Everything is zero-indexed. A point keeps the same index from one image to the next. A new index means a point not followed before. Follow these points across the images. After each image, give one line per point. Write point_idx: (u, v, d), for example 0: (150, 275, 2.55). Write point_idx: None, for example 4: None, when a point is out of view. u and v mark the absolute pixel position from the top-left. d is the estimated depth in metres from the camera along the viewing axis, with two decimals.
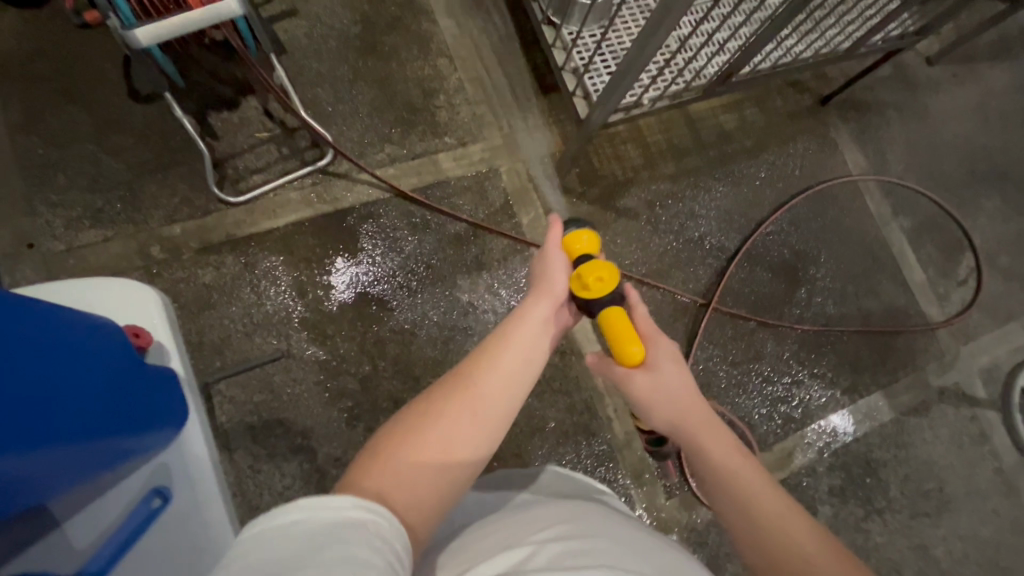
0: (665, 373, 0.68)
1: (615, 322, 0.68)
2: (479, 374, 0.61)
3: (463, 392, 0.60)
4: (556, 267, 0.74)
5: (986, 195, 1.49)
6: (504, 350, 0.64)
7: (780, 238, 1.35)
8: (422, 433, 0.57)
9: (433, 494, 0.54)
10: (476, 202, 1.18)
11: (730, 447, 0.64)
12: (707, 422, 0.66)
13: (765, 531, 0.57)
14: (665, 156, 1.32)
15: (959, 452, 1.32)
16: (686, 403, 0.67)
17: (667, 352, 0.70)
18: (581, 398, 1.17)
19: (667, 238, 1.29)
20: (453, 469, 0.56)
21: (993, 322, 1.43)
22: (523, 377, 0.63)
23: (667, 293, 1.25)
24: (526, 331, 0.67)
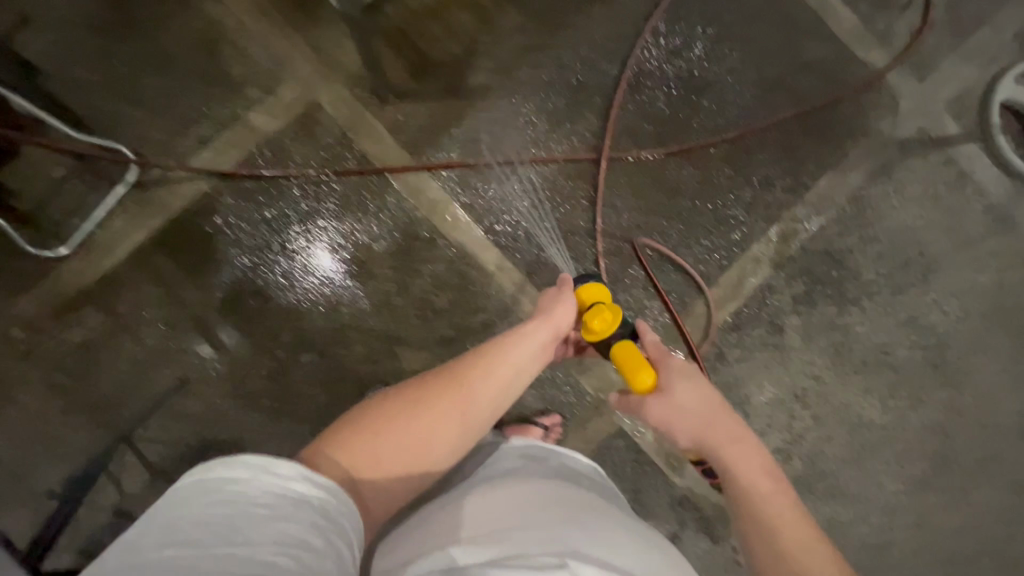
0: (681, 396, 0.74)
1: (624, 354, 0.79)
2: (472, 382, 0.70)
3: (454, 396, 0.69)
4: (564, 304, 0.81)
5: None
6: (497, 365, 0.73)
7: (669, 42, 1.13)
8: (407, 422, 0.66)
9: (398, 469, 0.65)
10: (309, 149, 1.05)
11: (758, 468, 0.67)
12: (734, 439, 0.70)
13: (778, 546, 0.61)
14: (502, 2, 1.10)
15: (937, 206, 1.16)
16: (706, 417, 0.72)
17: (680, 375, 0.76)
18: (496, 310, 1.06)
19: (537, 98, 1.10)
20: (425, 460, 0.67)
21: (956, 39, 1.18)
22: (509, 389, 0.73)
23: (553, 162, 1.09)
24: (520, 355, 0.74)
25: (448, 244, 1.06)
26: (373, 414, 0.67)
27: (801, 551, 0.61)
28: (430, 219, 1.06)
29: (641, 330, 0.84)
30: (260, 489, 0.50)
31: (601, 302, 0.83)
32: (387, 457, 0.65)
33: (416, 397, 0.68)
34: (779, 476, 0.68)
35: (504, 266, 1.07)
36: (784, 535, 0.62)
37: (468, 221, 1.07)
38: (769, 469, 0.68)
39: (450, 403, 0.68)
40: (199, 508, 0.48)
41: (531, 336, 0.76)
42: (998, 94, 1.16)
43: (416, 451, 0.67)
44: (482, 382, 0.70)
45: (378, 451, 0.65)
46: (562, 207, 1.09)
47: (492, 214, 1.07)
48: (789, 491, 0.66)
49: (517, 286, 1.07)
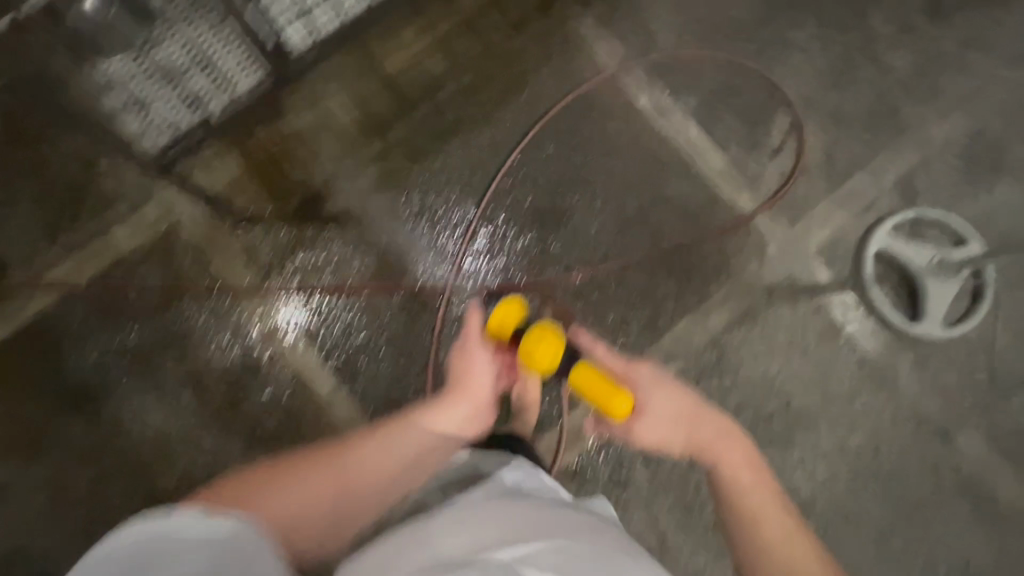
0: (652, 407, 0.73)
1: (585, 379, 0.73)
2: (363, 461, 0.65)
3: (341, 471, 0.63)
4: (476, 370, 0.75)
5: (796, 28, 1.21)
6: (404, 440, 0.68)
7: (526, 181, 1.14)
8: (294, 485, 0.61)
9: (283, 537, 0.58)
10: (163, 267, 1.09)
11: (742, 462, 0.69)
12: (717, 436, 0.70)
13: (767, 539, 0.64)
14: (366, 135, 1.14)
15: (803, 357, 1.10)
16: (693, 419, 0.72)
17: (651, 379, 0.75)
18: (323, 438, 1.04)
19: (391, 228, 1.12)
20: (316, 530, 0.60)
21: (830, 185, 1.16)
22: (413, 468, 0.68)
23: (400, 292, 1.10)
24: (422, 434, 0.70)
25: (283, 365, 1.07)
26: (268, 481, 0.60)
27: (790, 538, 0.64)
28: (268, 341, 1.08)
29: (592, 347, 0.78)
30: (193, 538, 0.42)
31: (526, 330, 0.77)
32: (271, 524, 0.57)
33: (310, 469, 0.62)
34: (762, 466, 0.70)
35: (338, 393, 1.06)
36: (773, 526, 0.65)
37: (307, 345, 1.08)
38: (753, 459, 0.70)
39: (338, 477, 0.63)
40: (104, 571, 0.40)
41: (445, 412, 0.72)
42: (874, 244, 1.11)
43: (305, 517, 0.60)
44: (382, 456, 0.66)
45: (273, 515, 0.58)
46: (404, 337, 1.09)
47: (332, 340, 1.08)
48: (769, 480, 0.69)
49: (348, 415, 1.05)
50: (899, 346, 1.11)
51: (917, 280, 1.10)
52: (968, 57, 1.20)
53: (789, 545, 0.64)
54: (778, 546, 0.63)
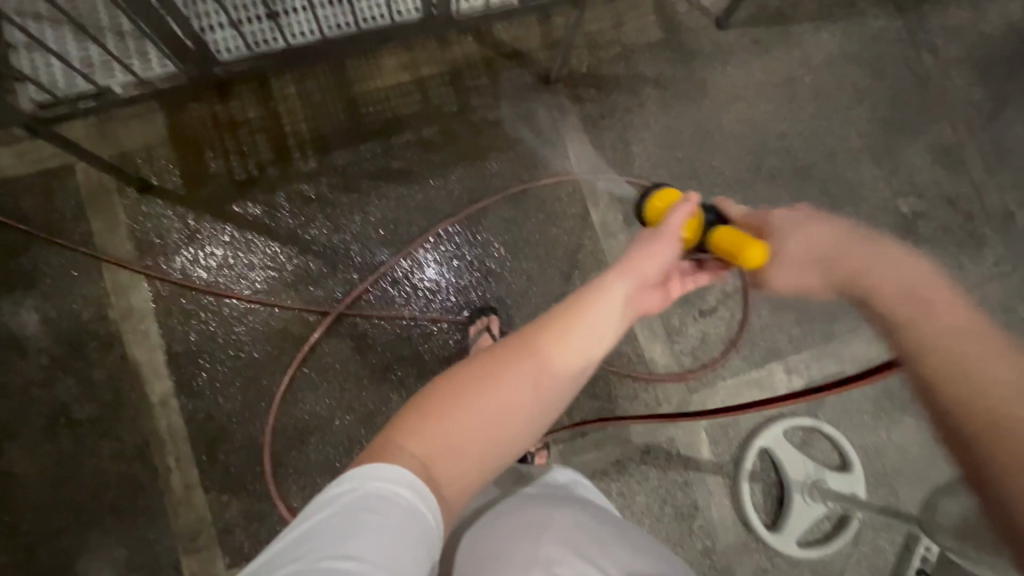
0: (793, 246, 0.61)
1: (727, 239, 0.62)
2: (547, 346, 0.53)
3: (527, 363, 0.53)
4: (659, 251, 0.62)
5: (769, 201, 1.20)
6: (581, 320, 0.55)
7: (449, 253, 1.09)
8: (480, 394, 0.50)
9: (486, 448, 0.50)
10: (37, 207, 0.99)
11: (911, 296, 0.53)
12: (873, 261, 0.56)
13: (972, 384, 0.47)
14: (304, 149, 1.07)
15: (653, 528, 1.06)
16: (842, 251, 0.58)
17: (795, 225, 0.62)
18: (132, 444, 0.96)
19: (293, 251, 1.05)
20: (508, 439, 0.51)
21: (743, 365, 1.13)
22: (604, 337, 0.56)
23: (275, 320, 1.02)
24: (601, 313, 0.56)
25: (121, 354, 0.98)
26: (421, 416, 0.49)
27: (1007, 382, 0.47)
28: (115, 324, 0.99)
29: (727, 207, 0.68)
30: (390, 499, 0.45)
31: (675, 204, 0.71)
32: (463, 439, 0.49)
33: (494, 373, 0.52)
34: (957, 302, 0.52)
35: (167, 403, 0.98)
36: (962, 366, 0.48)
37: (156, 342, 0.99)
38: (929, 289, 0.53)
39: (522, 372, 0.52)
40: (316, 522, 0.44)
41: (622, 289, 0.58)
42: (761, 439, 1.09)
43: (496, 416, 0.50)
44: (560, 339, 0.54)
45: (453, 439, 0.49)
46: (261, 368, 1.01)
47: (183, 346, 1.00)
48: (966, 309, 0.51)
49: (168, 430, 0.97)
50: (749, 549, 1.07)
51: (786, 491, 1.07)
52: None
53: (993, 388, 0.46)
54: (971, 403, 0.47)
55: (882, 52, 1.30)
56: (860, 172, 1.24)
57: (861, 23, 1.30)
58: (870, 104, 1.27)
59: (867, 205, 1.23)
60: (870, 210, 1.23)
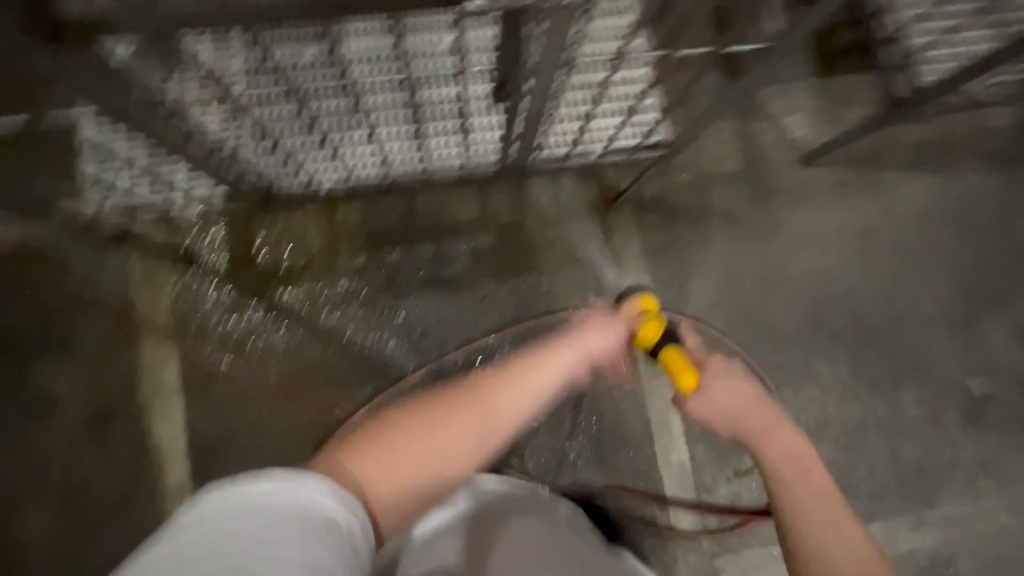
0: (715, 389, 0.64)
1: (671, 360, 0.66)
2: (501, 397, 0.59)
3: (478, 408, 0.57)
4: (604, 332, 0.68)
5: (827, 360, 1.13)
6: (530, 374, 0.62)
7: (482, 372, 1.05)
8: (422, 435, 0.54)
9: (419, 470, 0.54)
10: (85, 273, 0.99)
11: (791, 461, 0.59)
12: (768, 427, 0.62)
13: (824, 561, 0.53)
14: (353, 245, 1.04)
15: None
16: (744, 408, 0.63)
17: (723, 371, 0.66)
18: (141, 528, 0.96)
19: (326, 349, 1.02)
20: (444, 475, 0.56)
21: (771, 536, 1.07)
22: (547, 393, 0.63)
23: (297, 419, 1.00)
24: (545, 373, 0.62)
25: (145, 433, 0.98)
26: (366, 445, 0.53)
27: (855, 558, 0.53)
28: (143, 402, 0.98)
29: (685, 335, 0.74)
30: (309, 506, 0.43)
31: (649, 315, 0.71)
32: (401, 468, 0.53)
33: (440, 413, 0.56)
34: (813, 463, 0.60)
35: (181, 491, 0.97)
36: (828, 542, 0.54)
37: (180, 426, 0.98)
38: (809, 462, 0.60)
39: (468, 415, 0.57)
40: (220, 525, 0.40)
41: (569, 348, 0.65)
42: None
43: (430, 455, 0.55)
44: (507, 384, 0.60)
45: (396, 464, 0.53)
46: (276, 468, 0.98)
47: (205, 434, 0.99)
48: (828, 479, 0.58)
49: None
50: None
51: None
52: (971, 479, 1.12)
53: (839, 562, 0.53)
54: (820, 557, 0.54)
55: (978, 212, 1.19)
56: (931, 342, 1.15)
57: (962, 176, 1.20)
58: (956, 268, 1.18)
59: (934, 380, 1.14)
60: (936, 385, 1.14)
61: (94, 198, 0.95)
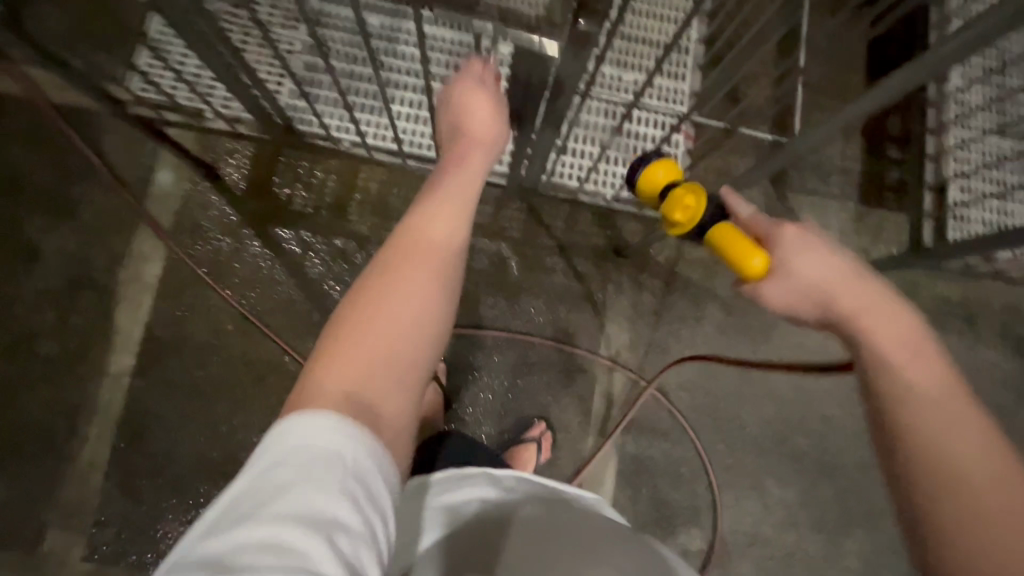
0: (797, 269, 0.56)
1: (724, 236, 0.59)
2: (434, 228, 0.54)
3: (420, 253, 0.51)
4: (473, 109, 0.65)
5: (779, 479, 1.09)
6: (448, 199, 0.57)
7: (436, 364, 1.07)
8: (373, 305, 0.47)
9: (398, 348, 0.47)
10: (112, 150, 1.03)
11: (916, 357, 0.49)
12: (867, 308, 0.53)
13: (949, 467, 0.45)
14: (361, 208, 1.06)
15: None
16: (845, 292, 0.54)
17: (796, 241, 0.57)
18: (70, 400, 0.98)
19: (302, 295, 1.04)
20: (426, 330, 0.49)
21: None
22: (465, 206, 0.57)
23: (251, 351, 1.02)
24: (459, 189, 0.58)
25: (108, 315, 1.01)
26: (324, 350, 0.46)
27: (988, 470, 0.45)
28: (117, 285, 1.01)
29: (734, 205, 0.64)
30: (316, 446, 0.39)
31: (676, 184, 0.66)
32: (372, 350, 0.46)
33: (386, 274, 0.49)
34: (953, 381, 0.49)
35: (119, 379, 0.99)
36: (951, 459, 0.45)
37: (141, 318, 1.01)
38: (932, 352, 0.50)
39: (414, 265, 0.51)
40: (230, 502, 0.37)
41: (472, 163, 0.62)
42: None
43: (401, 321, 0.47)
44: (432, 215, 0.54)
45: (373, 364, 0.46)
46: (214, 389, 1.00)
47: (161, 335, 1.01)
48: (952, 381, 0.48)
49: (106, 404, 0.98)
50: None
51: None
52: None
53: (967, 478, 0.44)
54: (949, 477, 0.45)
55: (981, 389, 1.15)
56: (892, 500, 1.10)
57: (975, 346, 1.16)
58: None
59: (883, 539, 1.09)
60: (884, 545, 1.09)
61: (136, 90, 1.00)
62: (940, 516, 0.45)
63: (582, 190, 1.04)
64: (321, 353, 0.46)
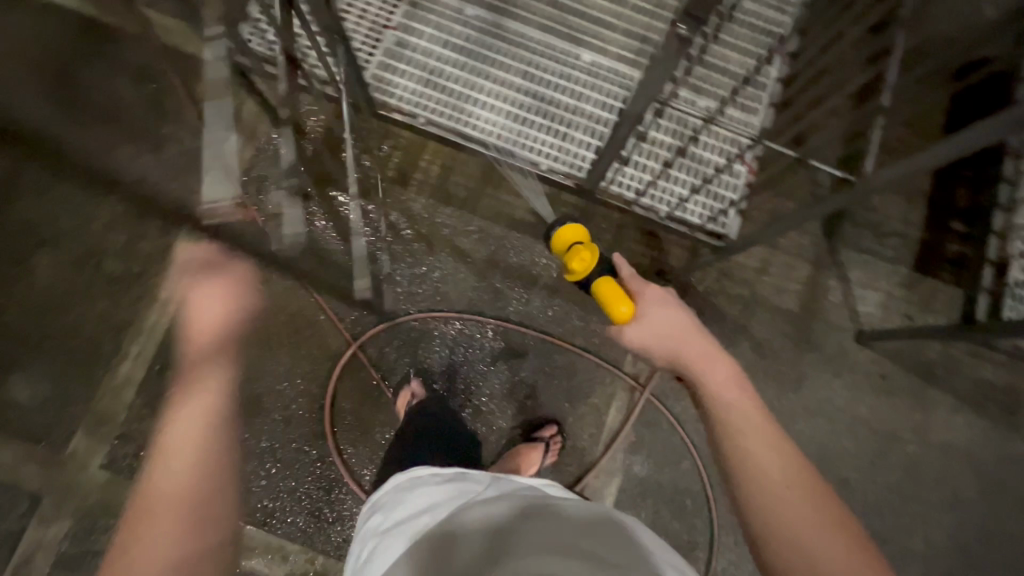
0: (653, 319, 0.75)
1: (605, 288, 0.76)
2: (179, 449, 0.57)
3: (178, 452, 0.57)
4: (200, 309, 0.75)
5: None
6: (173, 425, 0.60)
7: (461, 347, 1.09)
8: (142, 513, 0.52)
9: (200, 508, 0.54)
10: None
11: (726, 377, 0.68)
12: (703, 352, 0.70)
13: (763, 481, 0.57)
14: (419, 189, 1.12)
15: None
16: (682, 334, 0.72)
17: (655, 296, 0.77)
18: (120, 316, 1.04)
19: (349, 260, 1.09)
20: (210, 503, 0.55)
21: None
22: (199, 423, 0.60)
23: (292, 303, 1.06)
24: (190, 407, 0.62)
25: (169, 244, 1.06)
26: (114, 553, 0.51)
27: (792, 477, 0.57)
28: None
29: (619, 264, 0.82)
30: None
31: (581, 241, 0.81)
32: (175, 519, 0.52)
33: (143, 493, 0.54)
34: (744, 386, 0.67)
35: (167, 305, 1.04)
36: (752, 461, 0.58)
37: None
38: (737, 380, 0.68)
39: (170, 464, 0.56)
40: None
41: (211, 387, 0.65)
42: None
43: (181, 494, 0.54)
44: (172, 425, 0.60)
45: (172, 557, 0.50)
46: (251, 332, 1.05)
47: None
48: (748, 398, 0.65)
49: (152, 326, 1.04)
50: None
51: None
52: None
53: (778, 488, 0.56)
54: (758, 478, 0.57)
55: (1008, 483, 1.11)
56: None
57: (1013, 439, 1.11)
58: (956, 521, 1.09)
59: None
60: None
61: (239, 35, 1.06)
62: (764, 529, 0.55)
63: (638, 202, 1.05)
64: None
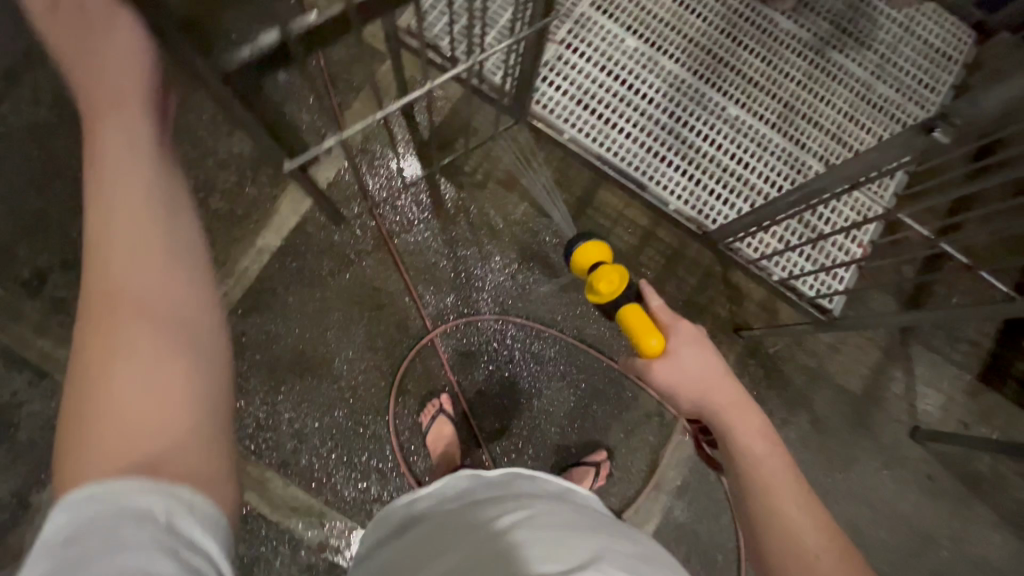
0: (684, 360, 0.71)
1: (631, 316, 0.75)
2: (131, 326, 0.41)
3: (141, 328, 0.41)
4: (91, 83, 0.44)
5: None
6: (125, 287, 0.42)
7: (530, 354, 1.10)
8: (114, 395, 0.38)
9: (193, 405, 0.40)
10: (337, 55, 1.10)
11: (757, 430, 0.66)
12: (733, 401, 0.68)
13: (789, 539, 0.56)
14: (524, 194, 1.12)
15: None
16: (714, 380, 0.69)
17: (686, 334, 0.73)
18: (214, 255, 1.05)
19: (443, 248, 1.10)
20: (209, 407, 0.42)
21: None
22: (177, 301, 0.44)
23: (381, 278, 1.08)
24: (147, 268, 0.43)
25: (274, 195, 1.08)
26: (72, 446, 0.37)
27: (819, 535, 0.56)
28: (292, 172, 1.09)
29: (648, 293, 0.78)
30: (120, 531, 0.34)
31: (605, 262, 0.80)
32: (159, 409, 0.39)
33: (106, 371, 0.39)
34: (773, 440, 0.65)
35: (262, 254, 1.06)
36: (778, 515, 0.58)
37: (300, 209, 1.08)
38: (766, 433, 0.66)
39: (149, 337, 0.41)
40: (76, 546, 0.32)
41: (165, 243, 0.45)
42: None
43: (174, 384, 0.40)
44: (122, 283, 0.43)
45: (171, 371, 0.40)
46: (337, 297, 1.07)
47: (311, 231, 1.07)
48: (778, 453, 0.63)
49: (243, 271, 1.06)
50: None
51: None
52: None
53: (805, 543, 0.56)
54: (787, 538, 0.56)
55: None
56: None
57: None
58: None
59: None
60: None
61: None
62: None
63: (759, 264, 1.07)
64: (66, 436, 0.37)
